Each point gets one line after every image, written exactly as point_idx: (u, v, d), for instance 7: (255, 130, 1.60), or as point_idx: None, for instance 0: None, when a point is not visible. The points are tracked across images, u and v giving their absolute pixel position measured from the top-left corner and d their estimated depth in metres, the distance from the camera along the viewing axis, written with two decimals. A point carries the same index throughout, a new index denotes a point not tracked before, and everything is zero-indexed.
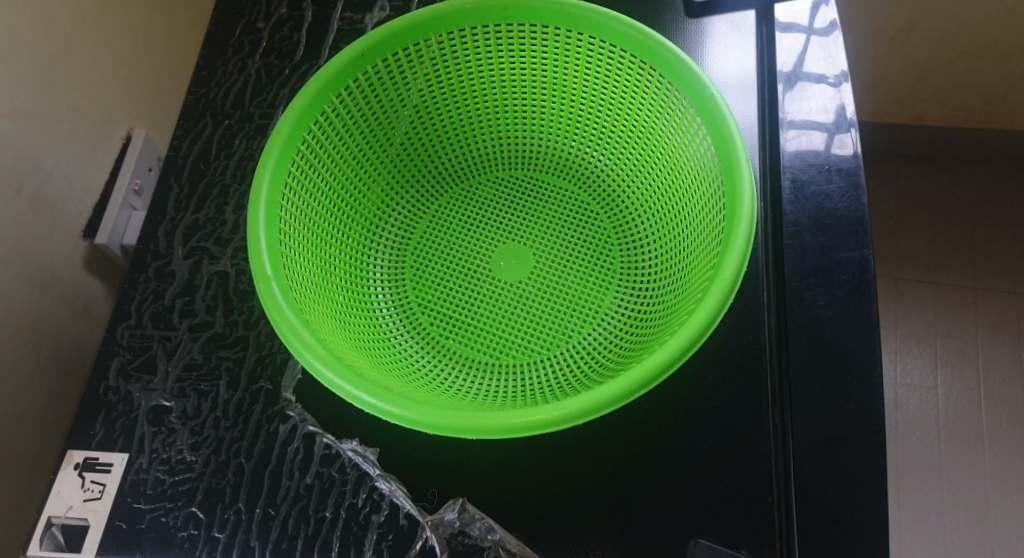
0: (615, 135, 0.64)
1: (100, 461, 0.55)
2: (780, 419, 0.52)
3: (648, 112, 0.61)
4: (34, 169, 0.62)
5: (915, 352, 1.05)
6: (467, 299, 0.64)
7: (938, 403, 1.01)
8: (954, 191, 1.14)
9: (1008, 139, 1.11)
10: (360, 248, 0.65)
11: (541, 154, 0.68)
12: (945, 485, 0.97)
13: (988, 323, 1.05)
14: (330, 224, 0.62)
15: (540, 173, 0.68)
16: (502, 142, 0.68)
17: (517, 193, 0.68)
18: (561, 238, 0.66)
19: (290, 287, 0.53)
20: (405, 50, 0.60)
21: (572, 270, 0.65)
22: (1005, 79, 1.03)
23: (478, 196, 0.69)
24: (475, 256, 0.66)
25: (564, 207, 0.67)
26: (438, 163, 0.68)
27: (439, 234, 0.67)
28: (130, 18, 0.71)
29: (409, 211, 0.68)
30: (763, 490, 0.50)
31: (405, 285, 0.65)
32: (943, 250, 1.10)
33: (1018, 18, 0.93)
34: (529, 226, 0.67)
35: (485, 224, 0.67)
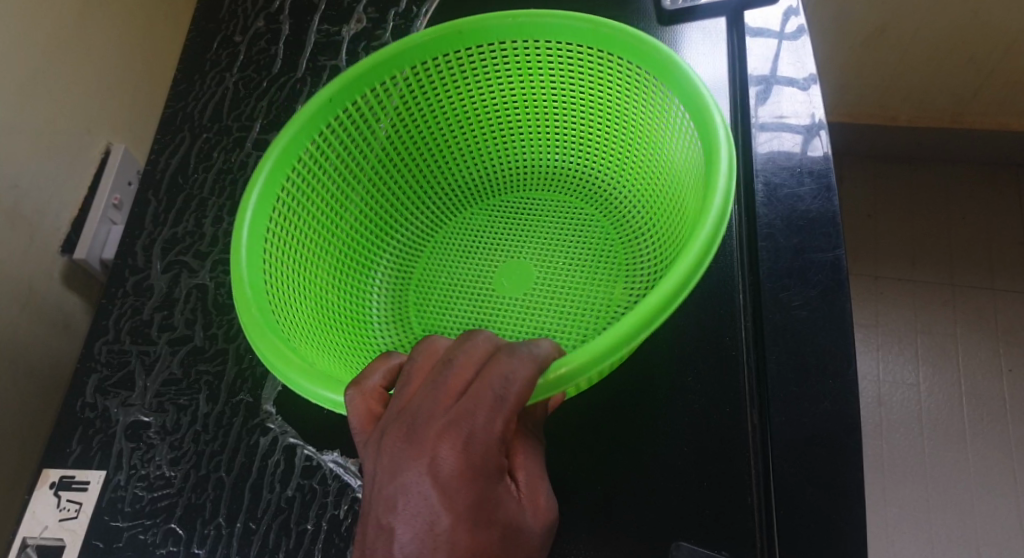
0: (613, 153, 0.65)
1: (76, 480, 0.55)
2: (759, 420, 0.52)
3: (635, 129, 0.61)
4: (10, 185, 0.61)
5: (895, 350, 1.06)
6: (464, 318, 0.64)
7: (919, 401, 1.03)
8: (931, 191, 1.16)
9: (982, 137, 1.12)
10: (361, 270, 0.65)
11: (547, 175, 0.68)
12: (928, 482, 0.98)
13: (967, 320, 1.07)
14: (327, 244, 0.63)
15: (546, 194, 0.68)
16: (506, 164, 0.69)
17: (522, 214, 0.68)
18: (561, 255, 0.65)
19: (271, 309, 0.54)
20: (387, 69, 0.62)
21: (571, 286, 0.63)
22: (976, 78, 1.04)
23: (482, 217, 0.69)
24: (472, 276, 0.66)
25: (569, 225, 0.67)
26: (443, 186, 0.69)
27: (441, 256, 0.68)
28: (107, 33, 0.71)
29: (413, 234, 0.68)
30: (741, 492, 0.50)
31: (405, 306, 0.65)
32: (922, 249, 1.12)
33: (985, 19, 0.95)
34: (530, 245, 0.66)
35: (488, 245, 0.67)
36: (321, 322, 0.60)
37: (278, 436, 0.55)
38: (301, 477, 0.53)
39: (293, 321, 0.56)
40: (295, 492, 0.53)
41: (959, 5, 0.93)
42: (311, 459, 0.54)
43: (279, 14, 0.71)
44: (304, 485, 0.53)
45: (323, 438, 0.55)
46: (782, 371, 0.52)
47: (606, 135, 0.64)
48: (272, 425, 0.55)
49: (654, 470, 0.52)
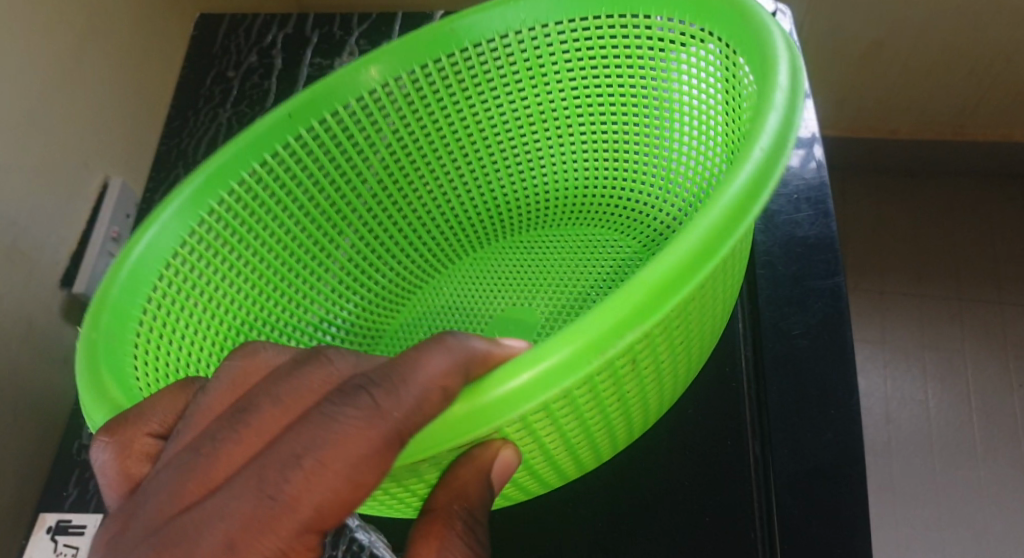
0: (630, 157, 0.61)
1: (72, 524, 0.54)
2: (760, 450, 0.52)
3: (636, 138, 0.60)
4: (9, 222, 0.62)
5: (903, 366, 1.05)
6: (434, 312, 0.63)
7: (929, 416, 1.01)
8: (934, 204, 1.15)
9: (982, 149, 1.12)
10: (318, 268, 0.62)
11: (590, 174, 0.63)
12: (943, 501, 0.96)
13: (974, 333, 1.06)
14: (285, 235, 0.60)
15: (586, 195, 0.64)
16: (556, 174, 0.64)
17: (564, 235, 0.64)
18: (554, 259, 0.63)
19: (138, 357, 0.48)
20: (407, 67, 0.60)
21: (540, 295, 0.61)
22: (974, 91, 1.04)
23: (491, 244, 0.66)
24: (452, 286, 0.64)
25: (587, 236, 0.63)
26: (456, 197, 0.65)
27: (414, 272, 0.65)
28: (104, 69, 0.71)
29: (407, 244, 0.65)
30: (745, 523, 0.49)
31: (374, 309, 0.63)
32: (926, 262, 1.11)
33: (981, 33, 0.95)
34: (531, 249, 0.64)
35: (484, 260, 0.65)
36: (245, 330, 0.57)
37: None
38: None
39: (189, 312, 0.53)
40: None
41: (953, 20, 0.94)
42: None
43: (272, 49, 0.72)
44: None
45: None
46: (783, 399, 0.52)
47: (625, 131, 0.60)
48: None
49: (657, 505, 0.51)
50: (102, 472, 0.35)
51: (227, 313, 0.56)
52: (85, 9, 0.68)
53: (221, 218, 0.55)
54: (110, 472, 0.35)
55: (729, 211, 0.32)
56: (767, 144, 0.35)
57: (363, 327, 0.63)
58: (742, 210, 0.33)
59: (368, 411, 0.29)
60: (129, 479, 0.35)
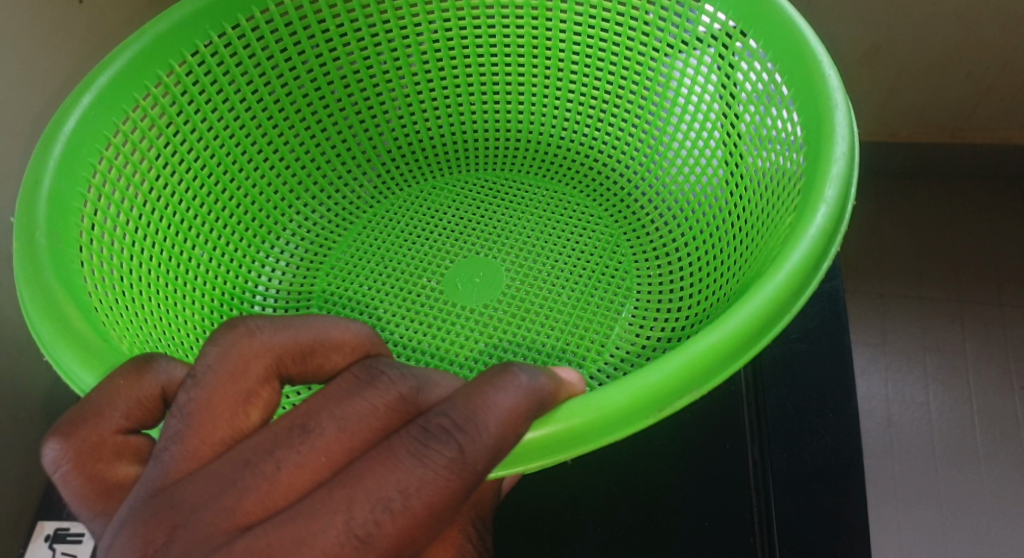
0: (590, 157, 0.75)
1: (72, 532, 0.54)
2: (759, 457, 0.51)
3: (625, 133, 0.72)
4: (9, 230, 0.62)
5: (904, 369, 1.05)
6: (376, 252, 0.72)
7: (930, 419, 1.01)
8: (935, 207, 1.15)
9: (981, 152, 1.13)
10: (283, 209, 0.72)
11: (546, 157, 0.77)
12: (945, 505, 0.95)
13: (975, 336, 1.06)
14: (245, 153, 0.69)
15: (540, 173, 0.76)
16: (508, 156, 0.78)
17: (514, 205, 0.74)
18: (509, 225, 0.73)
19: (96, 311, 0.49)
20: (398, 44, 0.71)
21: (496, 253, 0.71)
22: (973, 93, 1.04)
23: (439, 202, 0.76)
24: (406, 233, 0.73)
25: (547, 211, 0.74)
26: (422, 168, 0.78)
27: (373, 228, 0.74)
28: None
29: (358, 201, 0.75)
30: (745, 529, 0.50)
31: (318, 250, 0.72)
32: (926, 264, 1.11)
33: (978, 35, 0.95)
34: (489, 217, 0.74)
35: (433, 219, 0.75)
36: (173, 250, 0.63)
37: None
38: None
39: (127, 193, 0.59)
40: None
41: (950, 23, 0.94)
42: None
43: None
44: None
45: None
46: (783, 405, 0.52)
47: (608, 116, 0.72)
48: None
49: (659, 509, 0.51)
50: (66, 482, 0.35)
51: (175, 198, 0.64)
52: (90, 19, 0.69)
53: (134, 123, 0.59)
54: (79, 478, 0.35)
55: (775, 296, 0.39)
56: (823, 223, 0.42)
57: (314, 231, 0.73)
58: (780, 291, 0.40)
59: (455, 456, 0.32)
60: (103, 482, 0.35)
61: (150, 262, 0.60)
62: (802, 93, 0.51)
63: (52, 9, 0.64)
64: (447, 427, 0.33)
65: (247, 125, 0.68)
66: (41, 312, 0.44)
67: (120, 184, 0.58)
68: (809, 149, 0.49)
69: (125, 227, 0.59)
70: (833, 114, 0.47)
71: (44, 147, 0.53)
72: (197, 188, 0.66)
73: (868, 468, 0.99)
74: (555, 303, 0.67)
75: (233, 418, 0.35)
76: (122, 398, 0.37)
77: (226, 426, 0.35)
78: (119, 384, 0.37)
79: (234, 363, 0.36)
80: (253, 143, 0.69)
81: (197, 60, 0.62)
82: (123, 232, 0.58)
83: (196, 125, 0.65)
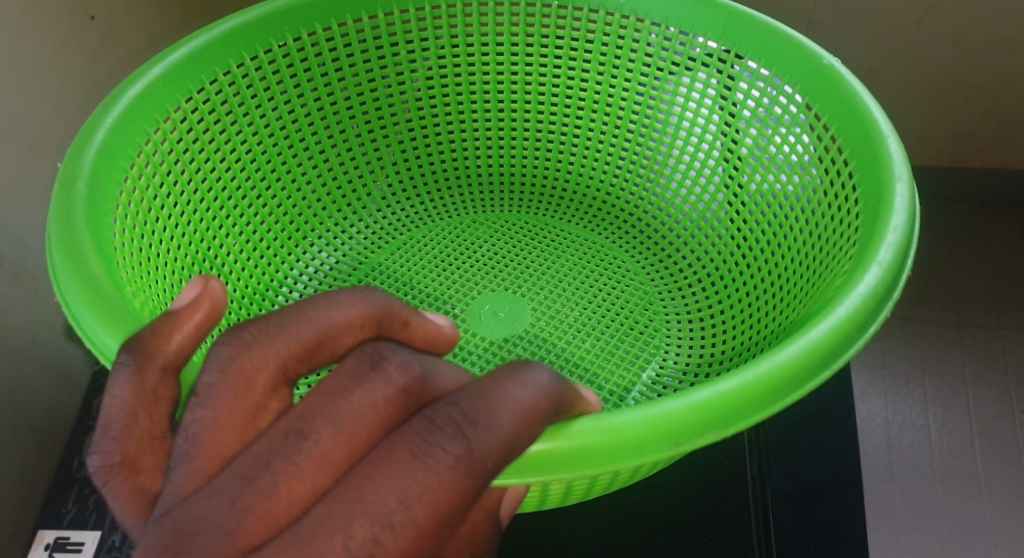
0: (611, 190, 0.78)
1: (71, 541, 0.54)
2: (757, 472, 0.53)
3: (646, 166, 0.76)
4: (17, 240, 0.63)
5: (904, 391, 1.05)
6: (403, 273, 0.75)
7: (930, 441, 1.01)
8: (934, 230, 1.16)
9: (978, 176, 1.14)
10: (311, 224, 0.74)
11: (570, 188, 0.80)
12: (945, 528, 0.95)
13: (975, 359, 1.06)
14: (280, 167, 0.71)
15: (563, 206, 0.80)
16: (534, 188, 0.81)
17: (539, 236, 0.78)
18: (534, 255, 0.76)
19: (117, 262, 0.49)
20: (440, 77, 0.74)
21: (522, 279, 0.74)
22: (971, 118, 1.05)
23: (466, 230, 0.79)
24: (433, 257, 0.76)
25: (571, 242, 0.77)
26: (450, 197, 0.81)
27: (400, 251, 0.77)
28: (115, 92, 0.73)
29: (386, 224, 0.78)
30: (743, 542, 0.50)
31: (345, 267, 0.75)
32: (925, 287, 1.11)
33: (975, 61, 0.97)
34: (515, 246, 0.77)
35: (460, 246, 0.77)
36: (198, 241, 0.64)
37: None
38: None
39: (158, 174, 0.59)
40: None
41: (948, 48, 0.96)
42: None
43: None
44: None
45: None
46: (782, 422, 0.55)
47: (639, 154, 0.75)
48: None
49: (658, 524, 0.51)
50: (114, 494, 0.36)
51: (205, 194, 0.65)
52: (104, 36, 0.70)
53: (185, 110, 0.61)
54: (123, 491, 0.36)
55: (814, 348, 0.39)
56: (874, 285, 0.42)
57: (345, 248, 0.76)
58: (826, 358, 0.40)
59: (462, 453, 0.33)
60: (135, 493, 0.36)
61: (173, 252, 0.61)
62: (865, 157, 0.52)
63: (68, 26, 0.66)
64: (452, 424, 0.34)
65: (282, 143, 0.71)
66: (62, 250, 0.45)
67: (155, 166, 0.59)
68: (867, 211, 0.50)
69: (154, 214, 0.59)
70: (892, 182, 0.48)
71: (103, 109, 0.54)
72: (228, 191, 0.67)
73: (868, 490, 0.99)
74: (579, 338, 0.69)
75: (244, 431, 0.35)
76: (144, 405, 0.37)
77: (235, 440, 0.35)
78: (132, 386, 0.37)
79: (237, 379, 0.36)
80: (288, 158, 0.72)
81: (253, 65, 0.65)
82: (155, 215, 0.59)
83: (235, 132, 0.67)
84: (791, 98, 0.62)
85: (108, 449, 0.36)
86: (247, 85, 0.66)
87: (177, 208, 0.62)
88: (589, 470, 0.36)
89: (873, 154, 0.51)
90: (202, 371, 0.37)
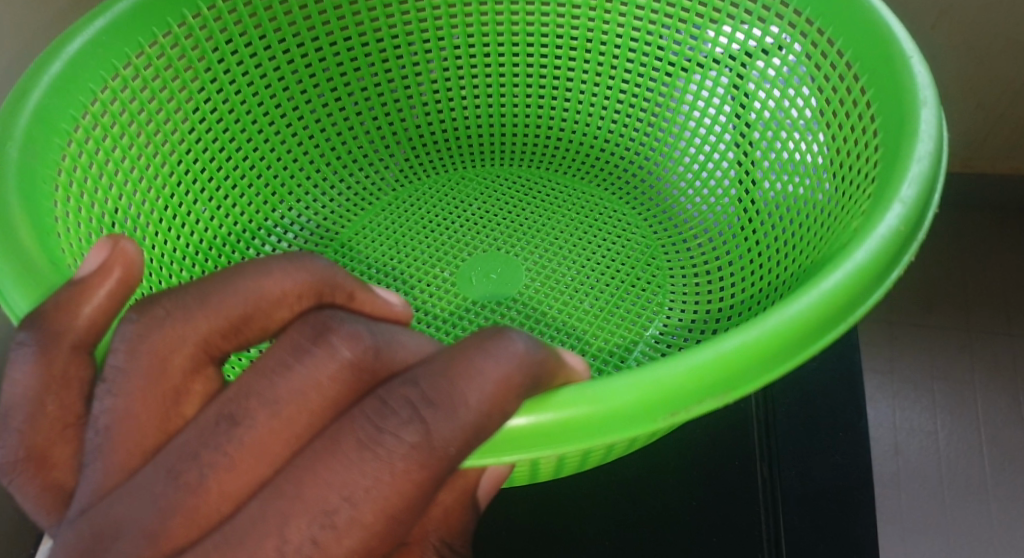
0: (611, 157, 0.78)
1: None
2: (768, 473, 0.53)
3: (643, 134, 0.76)
4: None
5: (912, 397, 1.04)
6: (394, 234, 0.76)
7: (938, 448, 1.00)
8: (946, 235, 1.15)
9: (991, 182, 1.13)
10: (306, 184, 0.76)
11: (571, 155, 0.80)
12: (952, 535, 0.94)
13: (985, 366, 1.05)
14: (273, 129, 0.73)
15: (564, 171, 0.79)
16: (537, 157, 0.80)
17: (536, 200, 0.78)
18: (532, 218, 0.76)
19: (61, 246, 0.48)
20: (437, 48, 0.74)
21: (516, 242, 0.74)
22: (984, 124, 1.05)
23: (463, 193, 0.79)
24: (427, 219, 0.77)
25: (568, 205, 0.77)
26: (452, 162, 0.81)
27: (394, 213, 0.77)
28: None
29: (383, 187, 0.79)
30: (754, 539, 0.51)
31: (337, 227, 0.76)
32: (935, 293, 1.11)
33: (990, 67, 0.96)
34: (513, 210, 0.77)
35: (455, 208, 0.78)
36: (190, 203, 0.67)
37: None
38: None
39: (155, 149, 0.64)
40: None
41: (962, 54, 0.95)
42: None
43: None
44: None
45: None
46: (791, 422, 0.54)
47: (638, 115, 0.75)
48: None
49: (664, 523, 0.52)
50: (25, 487, 0.36)
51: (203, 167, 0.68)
52: None
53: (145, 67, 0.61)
54: (35, 485, 0.36)
55: (823, 300, 0.37)
56: (894, 225, 0.39)
57: (333, 208, 0.77)
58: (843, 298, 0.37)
59: (418, 440, 0.33)
60: (53, 486, 0.36)
61: (157, 238, 0.63)
62: (888, 87, 0.48)
63: None
64: (404, 401, 0.34)
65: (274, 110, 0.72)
66: None
67: (137, 140, 0.62)
68: (888, 140, 0.46)
69: (149, 197, 0.63)
70: (918, 109, 0.45)
71: (41, 64, 0.53)
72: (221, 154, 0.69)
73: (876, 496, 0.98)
74: (577, 297, 0.69)
75: (165, 421, 0.36)
76: (53, 391, 0.36)
77: (155, 431, 0.35)
78: (38, 370, 0.36)
79: (149, 361, 0.36)
80: (281, 123, 0.73)
81: (241, 41, 0.67)
82: (134, 191, 0.61)
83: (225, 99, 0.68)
84: (798, 91, 0.61)
85: (14, 442, 0.36)
86: (239, 52, 0.67)
87: (167, 178, 0.65)
88: (576, 443, 0.34)
89: (894, 84, 0.48)
90: (110, 351, 0.37)
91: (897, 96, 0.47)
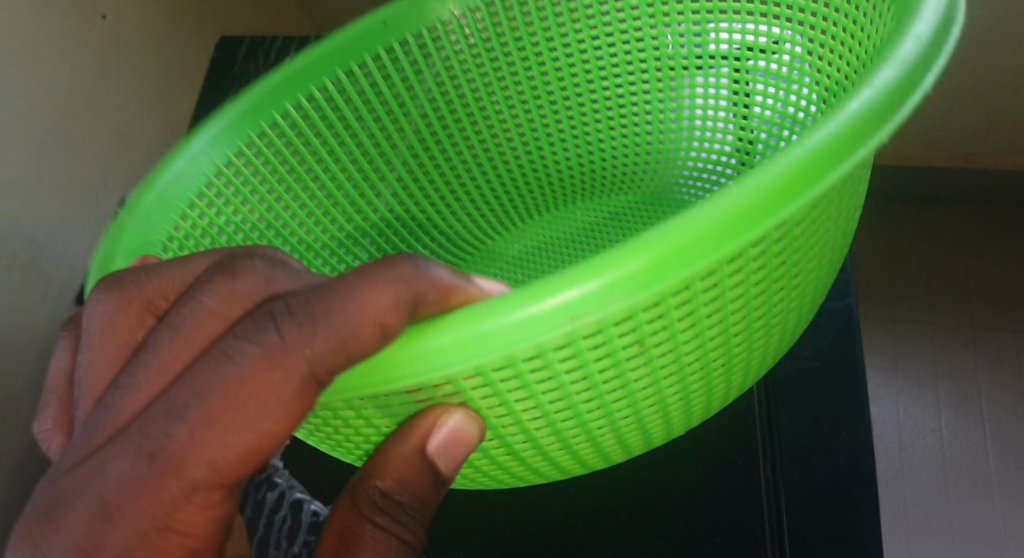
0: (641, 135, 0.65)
1: None
2: (771, 474, 0.53)
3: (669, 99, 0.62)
4: (29, 238, 0.63)
5: (915, 394, 1.04)
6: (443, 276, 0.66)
7: (942, 446, 1.00)
8: (949, 232, 1.15)
9: (994, 178, 1.13)
10: (359, 232, 0.65)
11: (600, 147, 0.67)
12: (957, 533, 0.94)
13: (989, 363, 1.05)
14: (329, 187, 0.63)
15: (602, 180, 0.68)
16: (567, 150, 0.67)
17: (578, 221, 0.69)
18: (568, 239, 0.68)
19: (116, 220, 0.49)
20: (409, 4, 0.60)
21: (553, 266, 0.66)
22: (986, 119, 1.05)
23: (515, 223, 0.70)
24: (474, 256, 0.69)
25: (607, 219, 0.68)
26: (523, 193, 0.70)
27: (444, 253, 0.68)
28: (129, 92, 0.74)
29: (447, 226, 0.68)
30: (756, 539, 0.50)
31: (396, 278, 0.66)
32: (938, 290, 1.10)
33: (992, 61, 0.96)
34: (552, 234, 0.69)
35: (507, 243, 0.70)
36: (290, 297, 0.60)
37: (285, 491, 0.55)
38: (309, 533, 0.53)
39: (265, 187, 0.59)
40: (301, 549, 0.53)
41: (964, 48, 0.95)
42: (318, 515, 0.54)
43: None
44: (310, 541, 0.53)
45: (332, 494, 0.55)
46: (795, 422, 0.54)
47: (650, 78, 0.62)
48: (279, 480, 0.56)
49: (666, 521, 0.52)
50: (45, 419, 0.41)
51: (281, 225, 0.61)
52: (112, 36, 0.71)
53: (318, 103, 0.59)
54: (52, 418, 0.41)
55: (792, 175, 0.26)
56: (870, 99, 0.28)
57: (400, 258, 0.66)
58: (826, 157, 0.27)
59: (273, 352, 0.31)
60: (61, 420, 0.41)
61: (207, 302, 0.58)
62: None
63: (78, 25, 0.66)
64: (271, 319, 0.31)
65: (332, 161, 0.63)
66: None
67: (234, 212, 0.57)
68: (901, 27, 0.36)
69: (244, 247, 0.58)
70: None
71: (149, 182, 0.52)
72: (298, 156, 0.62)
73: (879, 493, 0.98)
74: None
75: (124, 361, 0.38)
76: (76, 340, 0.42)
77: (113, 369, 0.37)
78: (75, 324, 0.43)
79: (116, 312, 0.39)
80: (342, 173, 0.63)
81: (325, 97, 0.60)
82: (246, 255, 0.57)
83: (300, 162, 0.61)
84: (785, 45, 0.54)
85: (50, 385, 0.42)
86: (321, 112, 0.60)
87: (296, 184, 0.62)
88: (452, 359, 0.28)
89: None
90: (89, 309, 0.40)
91: (880, 6, 0.41)
